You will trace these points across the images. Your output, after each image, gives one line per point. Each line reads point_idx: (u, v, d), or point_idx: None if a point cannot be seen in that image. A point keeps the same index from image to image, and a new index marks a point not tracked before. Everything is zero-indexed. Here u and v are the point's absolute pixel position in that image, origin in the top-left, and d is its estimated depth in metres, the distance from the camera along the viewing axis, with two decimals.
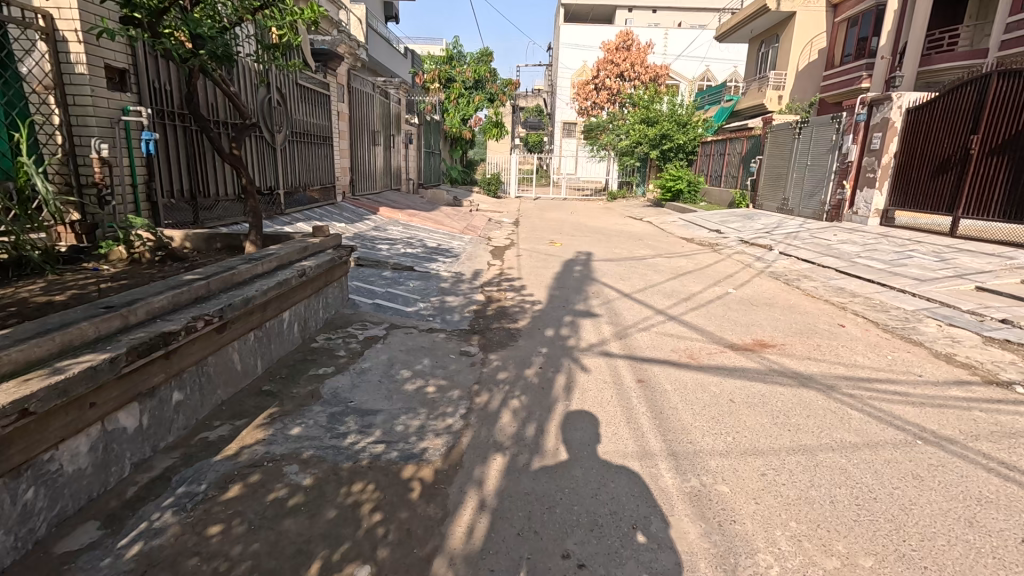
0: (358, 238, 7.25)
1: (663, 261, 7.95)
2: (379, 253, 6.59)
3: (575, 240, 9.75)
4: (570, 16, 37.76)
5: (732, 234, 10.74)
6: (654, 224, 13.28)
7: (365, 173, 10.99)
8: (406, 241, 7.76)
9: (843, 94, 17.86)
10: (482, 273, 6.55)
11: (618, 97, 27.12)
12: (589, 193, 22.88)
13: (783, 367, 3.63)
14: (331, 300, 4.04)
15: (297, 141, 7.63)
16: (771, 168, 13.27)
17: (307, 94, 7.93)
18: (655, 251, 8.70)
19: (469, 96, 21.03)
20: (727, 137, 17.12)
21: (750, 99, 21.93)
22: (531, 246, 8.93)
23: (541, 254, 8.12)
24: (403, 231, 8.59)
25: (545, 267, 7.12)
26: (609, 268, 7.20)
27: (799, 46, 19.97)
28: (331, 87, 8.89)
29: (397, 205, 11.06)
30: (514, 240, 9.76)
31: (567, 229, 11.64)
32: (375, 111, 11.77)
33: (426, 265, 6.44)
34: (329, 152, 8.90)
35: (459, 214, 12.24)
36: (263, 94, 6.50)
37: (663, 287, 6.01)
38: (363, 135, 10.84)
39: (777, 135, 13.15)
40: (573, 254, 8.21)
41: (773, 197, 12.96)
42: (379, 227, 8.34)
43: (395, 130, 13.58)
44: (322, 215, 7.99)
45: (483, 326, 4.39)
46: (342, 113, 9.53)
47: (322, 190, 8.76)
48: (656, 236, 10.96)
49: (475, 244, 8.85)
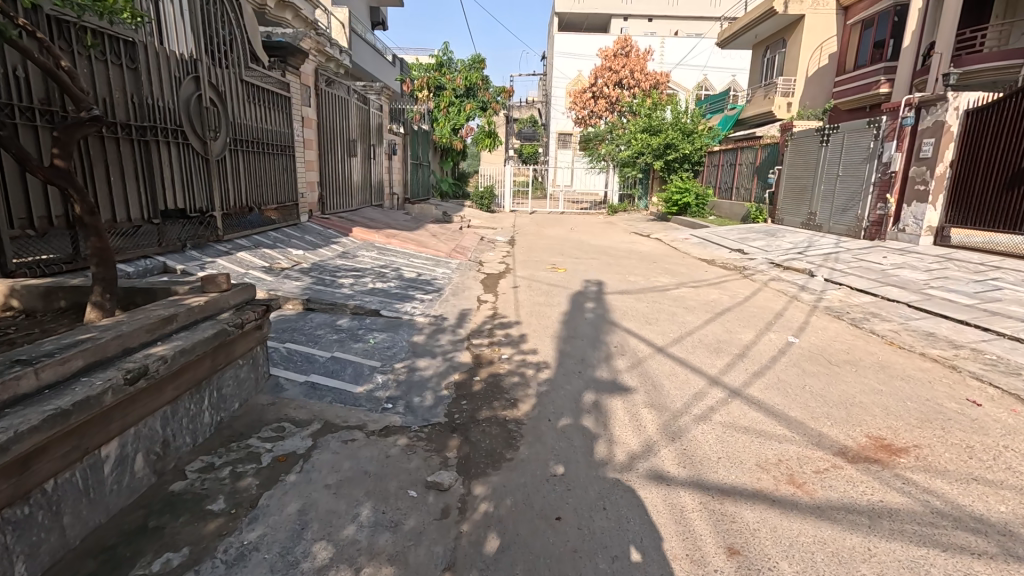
0: (321, 270, 5.88)
1: (688, 292, 6.62)
2: (339, 290, 5.21)
3: (581, 264, 8.42)
4: (564, 26, 36.95)
5: (758, 255, 9.43)
6: (665, 242, 12.00)
7: (339, 189, 9.66)
8: (380, 271, 6.40)
9: (861, 99, 16.75)
10: (470, 315, 5.16)
11: (617, 107, 26.02)
12: (588, 207, 21.64)
13: (949, 503, 2.25)
14: (231, 390, 2.62)
15: (245, 151, 6.26)
16: (792, 179, 12.04)
17: (257, 94, 6.57)
18: (675, 279, 7.35)
19: (460, 104, 19.85)
20: (737, 146, 15.96)
21: (757, 107, 20.88)
22: (530, 273, 7.58)
23: (541, 285, 6.76)
24: (378, 257, 7.22)
25: (548, 303, 5.75)
26: (628, 304, 5.83)
27: (808, 50, 18.94)
28: (292, 87, 7.58)
29: (376, 224, 9.71)
30: (510, 265, 8.40)
31: (568, 249, 10.30)
32: (352, 118, 10.49)
33: (398, 306, 5.05)
34: (290, 163, 7.56)
35: (447, 233, 10.88)
36: (190, 90, 5.14)
37: (703, 335, 4.67)
38: (336, 145, 9.53)
39: (798, 143, 11.92)
40: (581, 283, 6.86)
41: (796, 210, 11.71)
42: (347, 253, 6.98)
43: (376, 140, 12.29)
44: (278, 240, 6.62)
45: (467, 417, 2.99)
46: (309, 119, 8.24)
47: (281, 210, 7.40)
48: (671, 257, 9.66)
49: (465, 272, 7.48)
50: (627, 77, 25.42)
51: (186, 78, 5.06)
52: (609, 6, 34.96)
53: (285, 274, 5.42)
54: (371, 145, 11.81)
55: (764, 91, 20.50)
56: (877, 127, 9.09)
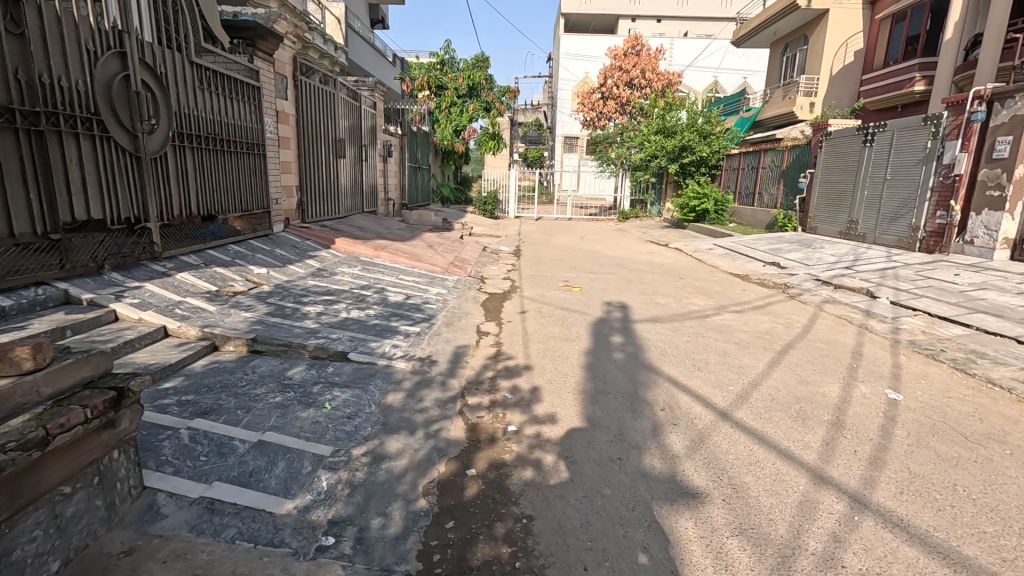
0: (285, 294, 4.78)
1: (732, 319, 5.48)
2: (301, 323, 4.11)
3: (597, 281, 7.30)
4: (570, 27, 35.98)
5: (798, 269, 8.27)
6: (686, 252, 10.86)
7: (323, 194, 8.58)
8: (359, 293, 5.31)
9: (893, 98, 15.59)
10: (467, 356, 4.04)
11: (627, 108, 24.87)
12: (597, 213, 20.54)
13: None
14: (37, 547, 1.50)
15: (197, 148, 5.18)
16: (827, 183, 10.91)
17: (214, 81, 5.51)
18: (712, 301, 6.20)
19: (463, 105, 18.81)
20: (759, 148, 14.84)
21: (777, 108, 19.75)
22: (539, 293, 6.45)
23: (553, 310, 5.62)
24: (359, 274, 6.12)
25: (565, 337, 4.61)
26: (664, 338, 4.69)
27: (833, 47, 17.87)
28: (263, 75, 6.52)
29: (364, 233, 8.62)
30: (516, 282, 7.28)
31: (581, 262, 9.17)
32: (340, 115, 9.44)
33: (375, 345, 3.94)
34: (260, 164, 6.49)
35: (445, 243, 9.79)
36: (113, 69, 4.06)
37: (772, 389, 3.53)
38: (319, 144, 8.47)
39: (835, 143, 10.77)
40: (602, 308, 5.72)
41: (833, 218, 10.56)
42: (323, 271, 5.89)
43: (370, 141, 11.24)
44: (239, 255, 5.54)
45: (453, 563, 1.85)
46: (286, 114, 7.19)
47: (248, 219, 6.32)
48: (699, 272, 8.52)
49: (464, 292, 6.37)
50: (638, 77, 24.23)
51: (108, 54, 3.99)
52: (617, 7, 34.02)
53: (235, 301, 4.33)
54: (362, 146, 10.73)
55: (784, 91, 19.52)
56: (935, 124, 7.97)
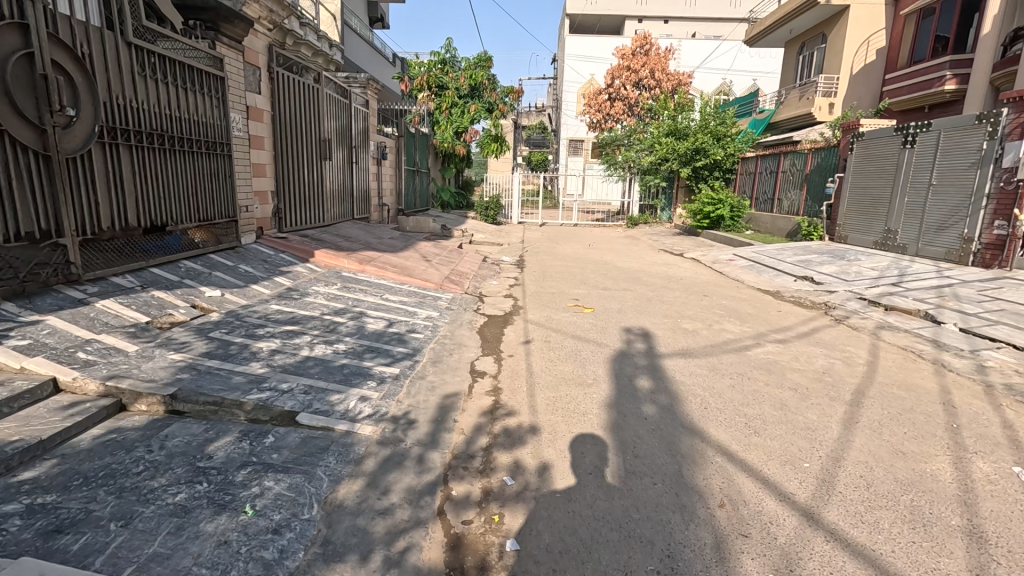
0: (236, 324, 3.92)
1: (778, 351, 4.58)
2: (247, 367, 3.24)
3: (612, 300, 6.42)
4: (576, 29, 35.19)
5: (837, 285, 7.37)
6: (705, 264, 9.96)
7: (306, 199, 7.74)
8: (332, 321, 4.44)
9: (920, 99, 14.71)
10: (455, 412, 3.16)
11: (635, 110, 23.99)
12: (604, 219, 19.67)
13: None
14: None
15: (136, 146, 4.32)
16: (859, 188, 10.03)
17: (163, 69, 4.66)
18: (747, 327, 5.31)
19: (464, 105, 17.99)
20: (779, 151, 13.95)
21: (793, 109, 18.89)
22: (546, 316, 5.58)
23: (564, 340, 4.74)
24: (336, 295, 5.26)
25: (580, 381, 3.72)
26: (702, 380, 3.80)
27: (853, 45, 17.02)
28: (228, 65, 5.69)
29: (351, 243, 7.77)
30: (520, 300, 6.41)
31: (590, 275, 8.29)
32: (326, 113, 8.60)
33: (338, 399, 3.07)
34: (223, 167, 5.65)
35: (442, 254, 8.93)
36: (10, 44, 3.21)
37: (862, 468, 2.63)
38: (301, 144, 7.63)
39: (868, 145, 9.88)
40: (621, 338, 4.83)
41: (867, 227, 9.67)
42: (295, 292, 5.04)
43: (361, 142, 10.41)
44: (191, 274, 4.69)
45: None
46: (258, 110, 6.35)
47: (208, 230, 5.45)
48: (724, 288, 7.61)
49: (459, 315, 5.49)
50: (646, 77, 23.33)
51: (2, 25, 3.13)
52: (623, 7, 33.22)
53: (167, 337, 3.46)
54: (353, 147, 9.88)
55: (800, 92, 18.77)
56: (993, 123, 7.21)
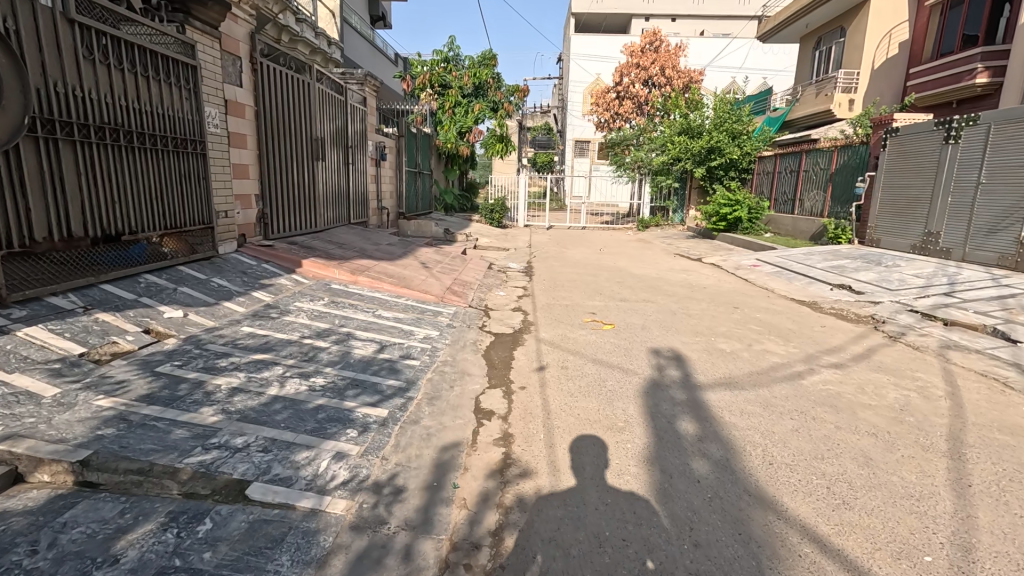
0: (194, 354, 3.26)
1: (838, 379, 3.89)
2: (195, 415, 2.58)
3: (633, 314, 5.75)
4: (581, 28, 34.55)
5: (881, 294, 6.66)
6: (728, 270, 9.24)
7: (296, 203, 7.12)
8: (312, 346, 3.77)
9: (947, 94, 13.98)
10: (456, 474, 2.49)
11: (644, 108, 23.28)
12: (613, 221, 18.98)
13: None
14: None
15: (82, 142, 3.69)
16: (893, 188, 9.32)
17: (119, 54, 4.04)
18: (792, 348, 4.62)
19: (468, 104, 17.34)
20: (800, 149, 13.22)
21: (810, 107, 18.23)
22: (560, 335, 4.91)
23: (583, 366, 4.06)
24: (321, 312, 4.61)
25: (608, 425, 3.04)
26: (758, 422, 3.11)
27: (875, 39, 16.39)
28: (201, 51, 5.06)
29: (345, 249, 7.13)
30: (530, 315, 5.74)
31: (605, 283, 7.62)
32: (319, 109, 7.95)
33: (306, 459, 2.40)
34: (195, 167, 5.00)
35: (444, 261, 8.27)
36: None
37: (1010, 566, 1.92)
38: (290, 142, 6.97)
39: (903, 141, 9.18)
40: (649, 364, 4.15)
41: (903, 229, 8.98)
42: (274, 310, 4.39)
43: (358, 141, 9.77)
44: (152, 290, 4.06)
45: None
46: (239, 105, 5.73)
47: (178, 238, 4.81)
48: (754, 298, 6.91)
49: (462, 334, 4.83)
50: (656, 75, 22.63)
51: None
52: (630, 5, 32.52)
53: (100, 375, 2.80)
54: (349, 147, 9.25)
55: (817, 88, 18.12)
56: None
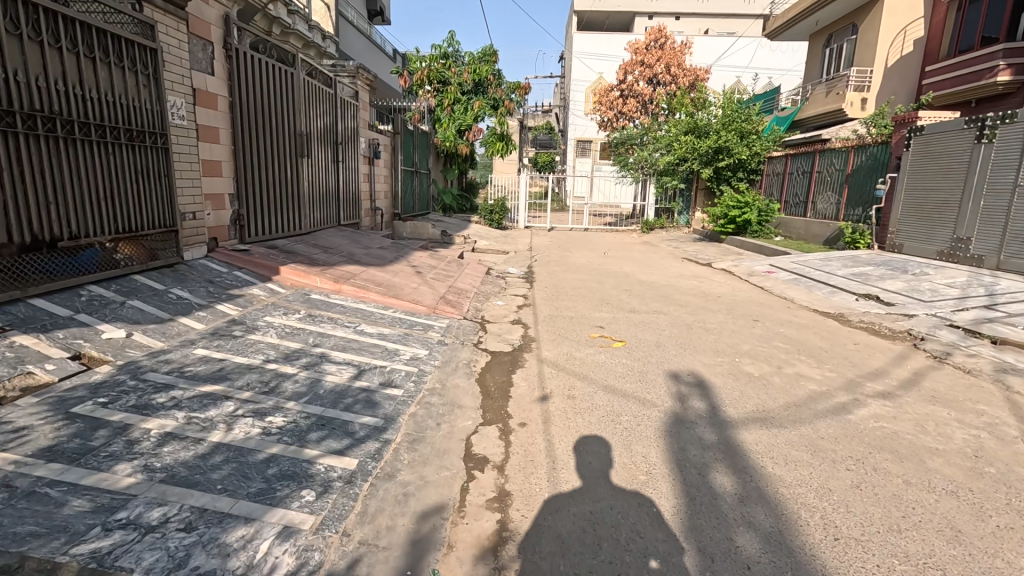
0: (126, 388, 2.70)
1: (890, 413, 3.34)
2: (104, 477, 2.02)
3: (645, 329, 5.21)
4: (584, 26, 33.96)
5: (914, 307, 6.13)
6: (742, 277, 8.68)
7: (277, 204, 6.58)
8: (276, 373, 3.22)
9: (966, 92, 13.43)
10: (437, 557, 1.93)
11: (648, 107, 22.72)
12: (616, 223, 18.44)
13: None
14: None
15: (3, 131, 3.13)
16: (917, 190, 8.79)
17: (56, 31, 3.47)
18: (829, 372, 4.07)
19: (467, 102, 16.82)
20: (812, 149, 12.66)
21: (821, 106, 17.69)
22: (565, 354, 4.37)
23: (593, 395, 3.52)
24: (294, 329, 4.07)
25: (626, 480, 2.50)
26: (810, 477, 2.55)
27: (888, 36, 15.84)
28: (163, 32, 4.50)
29: (331, 254, 6.58)
30: (532, 329, 5.19)
31: (612, 292, 7.08)
32: (305, 101, 7.36)
33: (240, 540, 1.84)
34: (157, 164, 4.44)
35: (439, 266, 7.73)
36: None
37: None
38: (269, 136, 6.38)
39: (928, 141, 8.64)
40: (668, 393, 3.61)
41: (929, 234, 8.48)
42: (238, 328, 3.84)
43: (349, 137, 9.21)
44: (95, 305, 3.50)
45: None
46: (209, 96, 5.18)
47: (134, 243, 4.25)
48: (774, 309, 6.37)
49: (453, 353, 4.28)
50: (661, 73, 22.09)
51: None
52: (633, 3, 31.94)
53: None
54: (339, 144, 8.70)
55: (827, 87, 17.57)
56: None
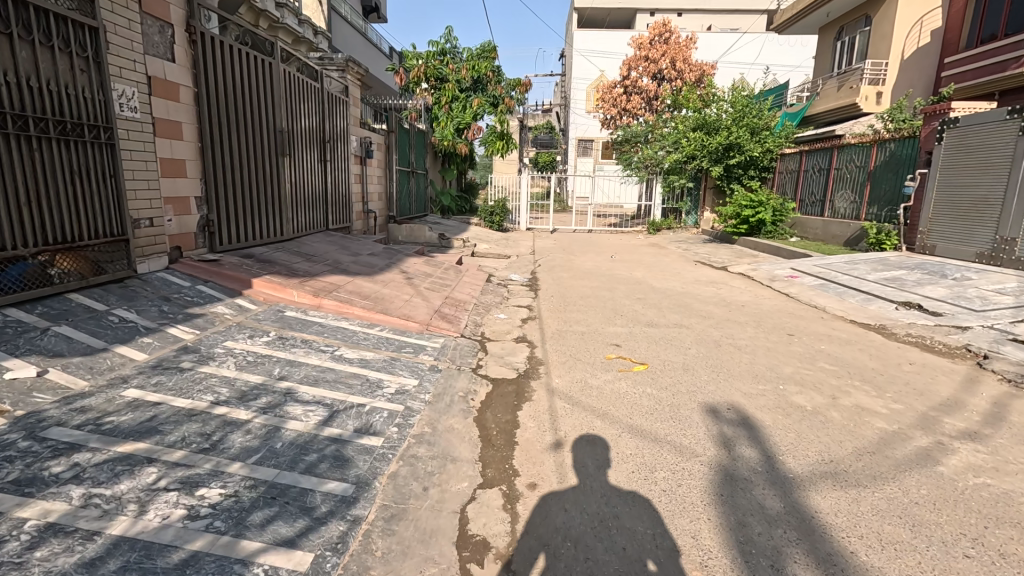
0: (12, 453, 2.05)
1: (990, 464, 2.67)
2: None
3: (669, 348, 4.55)
4: (584, 24, 33.28)
5: (966, 318, 5.48)
6: (764, 283, 8.01)
7: (254, 207, 5.92)
8: (225, 420, 2.58)
9: (987, 84, 12.75)
10: None
11: (653, 104, 22.07)
12: (622, 224, 17.80)
13: None
14: None
15: None
16: (951, 187, 8.17)
17: None
18: (895, 404, 3.41)
19: (466, 99, 16.23)
20: (829, 145, 12.00)
21: (833, 101, 17.06)
22: (580, 383, 3.72)
23: (618, 441, 2.87)
24: (259, 357, 3.43)
25: None
26: (920, 572, 1.90)
27: (904, 28, 15.23)
28: (105, 9, 3.85)
29: (314, 262, 5.93)
30: (538, 349, 4.55)
31: (625, 301, 6.43)
32: (285, 94, 6.68)
33: None
34: (101, 162, 3.79)
35: (435, 273, 7.09)
36: None
37: None
38: (242, 132, 5.69)
39: (964, 134, 8.01)
40: (709, 437, 2.95)
41: (966, 235, 7.87)
42: (190, 358, 3.20)
43: (338, 134, 8.58)
44: (7, 334, 2.86)
45: None
46: (169, 85, 4.55)
47: (73, 256, 3.62)
48: (808, 321, 5.72)
49: (448, 383, 3.63)
50: (666, 69, 21.39)
51: None
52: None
53: None
54: (327, 143, 8.05)
55: (839, 82, 16.97)
56: None
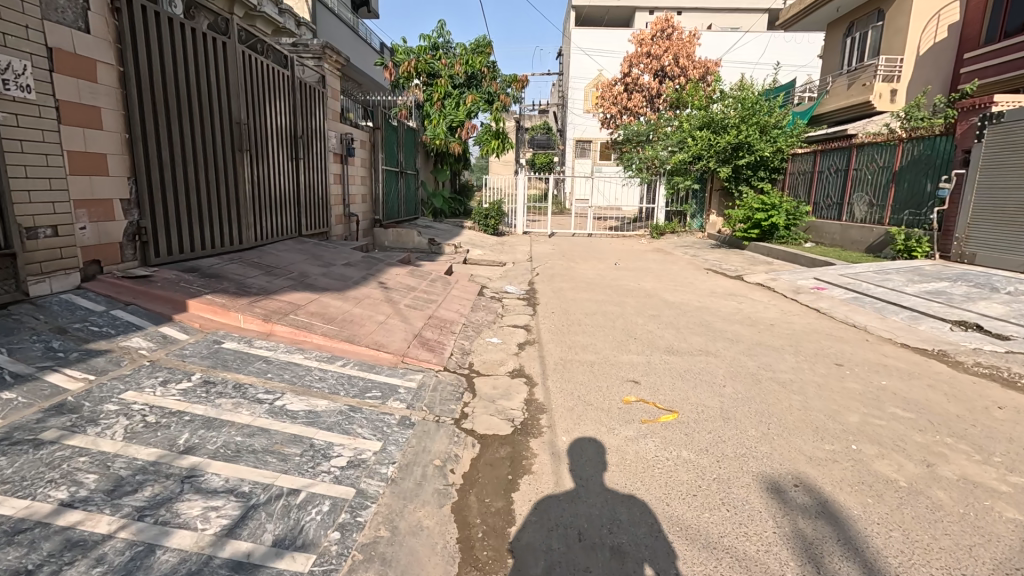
0: None
1: None
2: None
3: (701, 387, 3.69)
4: (582, 22, 32.53)
5: None
6: (790, 296, 7.18)
7: (203, 212, 5.02)
8: (68, 541, 1.70)
9: (1010, 81, 12.05)
10: None
11: (655, 103, 21.30)
12: (624, 227, 17.02)
13: None
14: None
15: None
16: (996, 190, 7.40)
17: None
18: (1014, 478, 2.57)
19: (459, 96, 15.39)
20: (847, 144, 11.16)
21: (844, 99, 16.31)
22: (593, 442, 2.86)
23: (654, 551, 2.02)
24: (165, 417, 2.54)
25: None
26: None
27: (920, 22, 14.48)
28: None
29: (275, 276, 5.05)
30: (539, 387, 3.67)
31: (638, 321, 5.58)
32: (244, 80, 5.78)
33: None
34: None
35: (420, 286, 6.22)
36: None
37: None
38: (185, 122, 4.78)
39: (1010, 131, 7.25)
40: (783, 539, 2.09)
41: (1016, 243, 7.09)
42: (59, 421, 2.32)
43: (313, 129, 7.68)
44: None
45: None
46: (81, 61, 3.67)
47: None
48: (854, 346, 4.89)
49: (420, 446, 2.74)
50: (669, 65, 20.62)
51: None
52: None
53: None
54: (299, 139, 7.15)
55: (850, 79, 16.24)
56: None
